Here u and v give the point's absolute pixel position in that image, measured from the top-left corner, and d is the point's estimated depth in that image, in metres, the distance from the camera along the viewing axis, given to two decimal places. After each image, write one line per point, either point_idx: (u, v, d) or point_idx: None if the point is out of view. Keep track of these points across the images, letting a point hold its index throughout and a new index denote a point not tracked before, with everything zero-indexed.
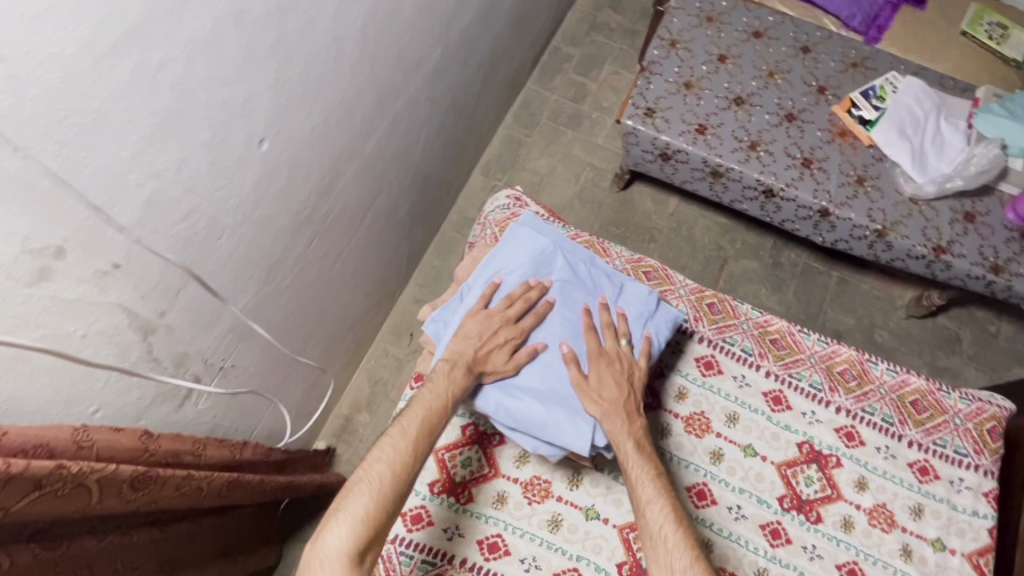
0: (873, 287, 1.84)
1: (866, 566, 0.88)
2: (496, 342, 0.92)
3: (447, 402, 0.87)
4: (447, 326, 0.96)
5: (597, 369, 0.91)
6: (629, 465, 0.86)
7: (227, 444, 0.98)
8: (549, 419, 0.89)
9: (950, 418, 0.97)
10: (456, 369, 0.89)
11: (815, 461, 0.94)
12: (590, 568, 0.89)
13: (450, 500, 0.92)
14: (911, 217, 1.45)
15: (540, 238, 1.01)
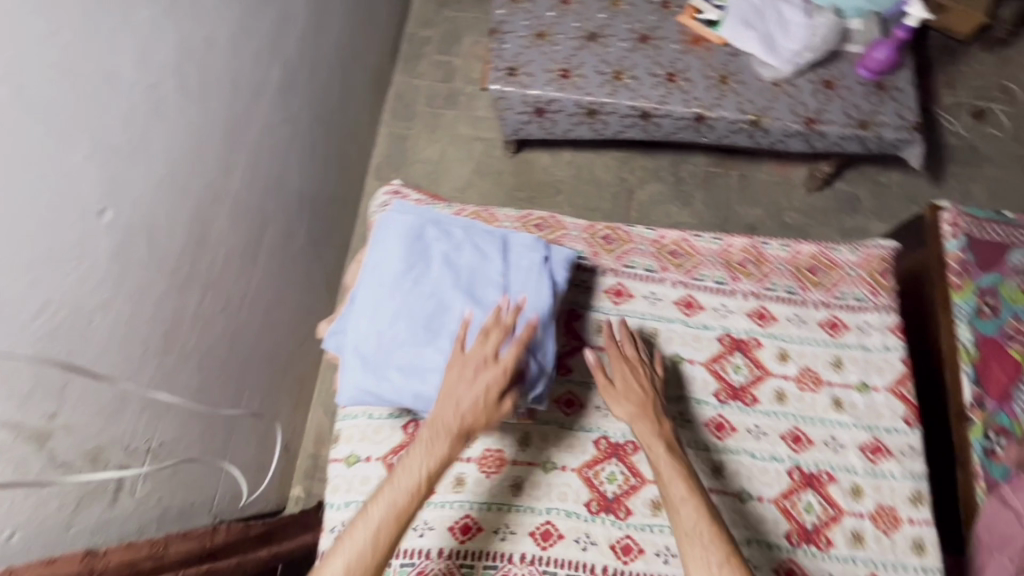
0: (770, 175, 1.93)
1: (806, 429, 0.94)
2: (477, 393, 0.84)
3: (423, 481, 0.81)
4: (346, 335, 0.96)
5: (621, 380, 0.91)
6: (663, 464, 0.85)
7: (194, 535, 0.98)
8: None
9: (844, 270, 1.04)
10: (439, 438, 0.82)
11: (738, 348, 0.98)
12: (561, 515, 0.92)
13: None
14: (777, 100, 1.52)
15: (412, 220, 0.99)
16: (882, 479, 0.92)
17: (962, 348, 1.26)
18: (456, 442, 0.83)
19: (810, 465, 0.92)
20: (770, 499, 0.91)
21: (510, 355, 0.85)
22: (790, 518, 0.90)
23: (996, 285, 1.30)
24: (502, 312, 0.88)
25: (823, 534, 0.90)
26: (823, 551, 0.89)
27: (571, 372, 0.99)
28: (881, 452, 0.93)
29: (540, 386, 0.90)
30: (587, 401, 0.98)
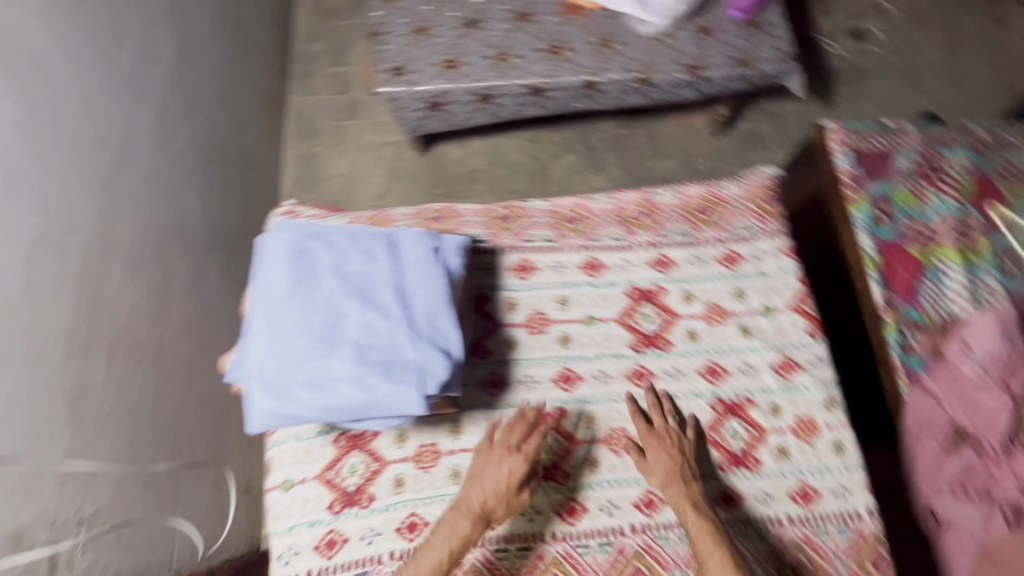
0: (676, 126, 1.98)
1: (720, 360, 1.00)
2: (501, 476, 0.89)
3: (446, 556, 0.84)
4: (243, 363, 0.94)
5: (650, 450, 0.93)
6: (692, 524, 0.87)
7: None
8: (376, 398, 0.87)
9: (732, 205, 1.09)
10: (461, 517, 0.87)
11: (646, 299, 1.02)
12: None
13: (354, 510, 0.95)
14: (660, 54, 1.55)
15: (294, 235, 0.97)
16: (798, 393, 0.99)
17: (867, 255, 1.33)
18: (479, 524, 0.87)
19: (730, 395, 0.98)
20: (698, 433, 0.97)
21: (533, 445, 0.91)
22: (719, 448, 0.97)
23: (885, 192, 1.38)
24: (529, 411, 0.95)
25: (752, 455, 0.97)
26: (755, 471, 0.96)
27: (491, 353, 0.99)
28: (793, 369, 1.00)
29: (445, 372, 0.89)
30: (509, 376, 0.99)
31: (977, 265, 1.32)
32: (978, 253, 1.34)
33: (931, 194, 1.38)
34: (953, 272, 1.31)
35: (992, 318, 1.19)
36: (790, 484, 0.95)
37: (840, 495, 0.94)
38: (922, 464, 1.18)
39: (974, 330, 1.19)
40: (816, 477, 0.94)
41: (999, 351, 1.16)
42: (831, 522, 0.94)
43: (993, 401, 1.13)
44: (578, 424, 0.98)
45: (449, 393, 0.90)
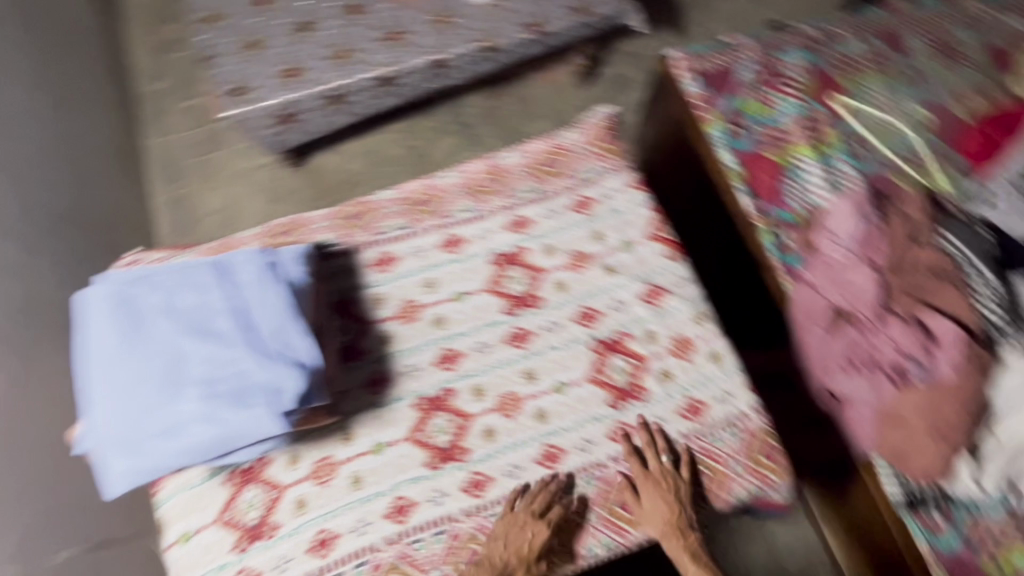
0: (544, 85, 1.99)
1: (593, 304, 1.04)
2: (523, 540, 0.91)
3: None
4: (91, 425, 0.93)
5: (646, 498, 0.95)
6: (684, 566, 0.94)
7: None
8: (234, 426, 0.90)
9: (574, 150, 1.11)
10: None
11: (509, 262, 1.05)
12: (408, 485, 0.96)
13: (260, 543, 0.95)
14: (498, 18, 1.55)
15: (122, 289, 0.98)
16: (670, 316, 1.04)
17: (730, 170, 1.39)
18: None
19: (607, 334, 1.02)
20: (583, 379, 1.01)
21: (555, 512, 0.93)
22: (606, 386, 1.01)
23: (736, 107, 1.43)
24: (550, 479, 0.96)
25: (639, 385, 1.01)
26: (645, 400, 1.00)
27: (369, 351, 1.02)
28: (660, 294, 1.04)
29: (298, 384, 0.91)
30: (391, 370, 1.01)
31: (830, 156, 1.40)
32: (828, 143, 1.41)
33: (777, 98, 1.44)
34: (810, 167, 1.38)
35: (848, 202, 1.27)
36: (678, 403, 1.01)
37: (726, 400, 1.01)
38: (810, 348, 1.21)
39: (835, 217, 1.27)
40: (702, 390, 1.01)
41: (859, 230, 1.24)
42: (722, 427, 1.00)
43: (862, 275, 1.19)
44: (467, 401, 0.99)
45: (309, 404, 0.92)
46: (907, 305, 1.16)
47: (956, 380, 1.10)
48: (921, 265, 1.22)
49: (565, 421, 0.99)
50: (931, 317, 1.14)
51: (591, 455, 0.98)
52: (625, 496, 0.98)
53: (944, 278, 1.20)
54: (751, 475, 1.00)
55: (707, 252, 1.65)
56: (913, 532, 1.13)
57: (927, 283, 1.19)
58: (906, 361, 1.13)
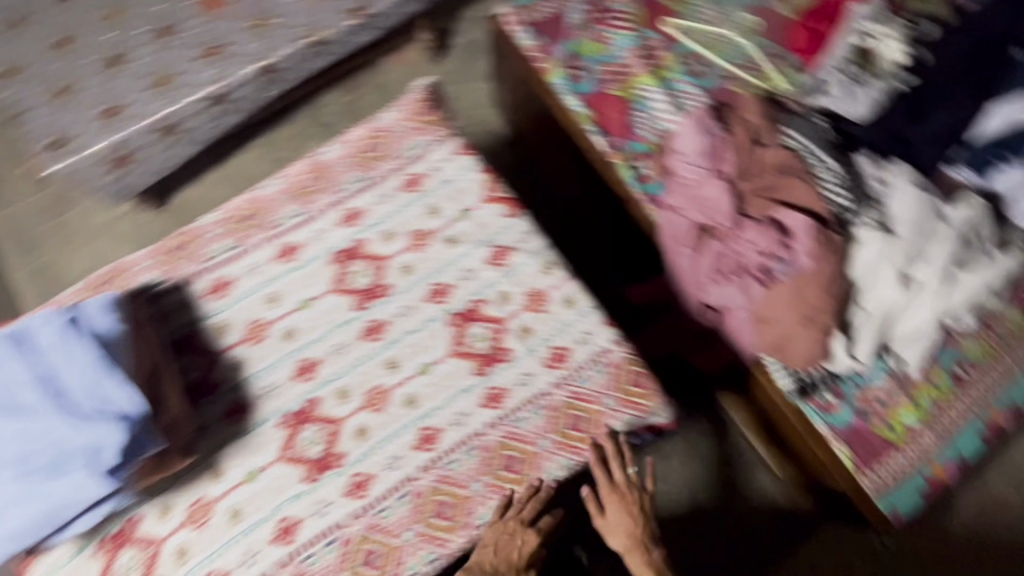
0: (399, 69, 1.94)
1: (443, 279, 1.02)
2: (511, 550, 0.88)
3: None
4: None
5: (612, 509, 0.91)
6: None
7: None
8: (61, 497, 0.85)
9: (393, 131, 1.11)
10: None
11: (351, 257, 1.03)
12: (289, 505, 0.93)
13: None
14: (319, 12, 1.50)
15: None
16: (519, 273, 1.03)
17: (578, 114, 1.40)
18: None
19: (461, 305, 1.01)
20: (446, 355, 0.99)
21: (543, 520, 0.90)
22: (469, 356, 0.99)
23: (573, 51, 1.43)
24: (539, 486, 0.93)
25: (502, 347, 0.99)
26: (512, 359, 0.99)
27: (224, 382, 1.00)
28: (506, 254, 1.03)
29: (119, 437, 0.85)
30: (250, 397, 0.99)
31: (671, 80, 1.42)
32: (667, 68, 1.44)
33: (610, 34, 1.45)
34: (654, 94, 1.40)
35: (690, 120, 1.28)
36: (542, 355, 0.98)
37: (588, 342, 1.00)
38: (682, 270, 1.24)
39: (681, 137, 1.28)
40: (560, 336, 0.99)
41: (704, 145, 1.25)
42: (588, 367, 0.99)
43: (715, 188, 1.22)
44: (333, 406, 0.97)
45: (141, 452, 0.88)
46: (760, 207, 1.21)
47: (814, 267, 1.13)
48: (767, 165, 1.25)
49: (436, 402, 0.97)
50: (783, 213, 1.18)
51: (467, 427, 0.95)
52: (505, 459, 0.95)
53: (790, 173, 1.24)
54: (623, 407, 0.98)
55: (576, 200, 1.69)
56: (810, 415, 1.21)
57: (775, 182, 1.23)
58: (769, 261, 1.17)
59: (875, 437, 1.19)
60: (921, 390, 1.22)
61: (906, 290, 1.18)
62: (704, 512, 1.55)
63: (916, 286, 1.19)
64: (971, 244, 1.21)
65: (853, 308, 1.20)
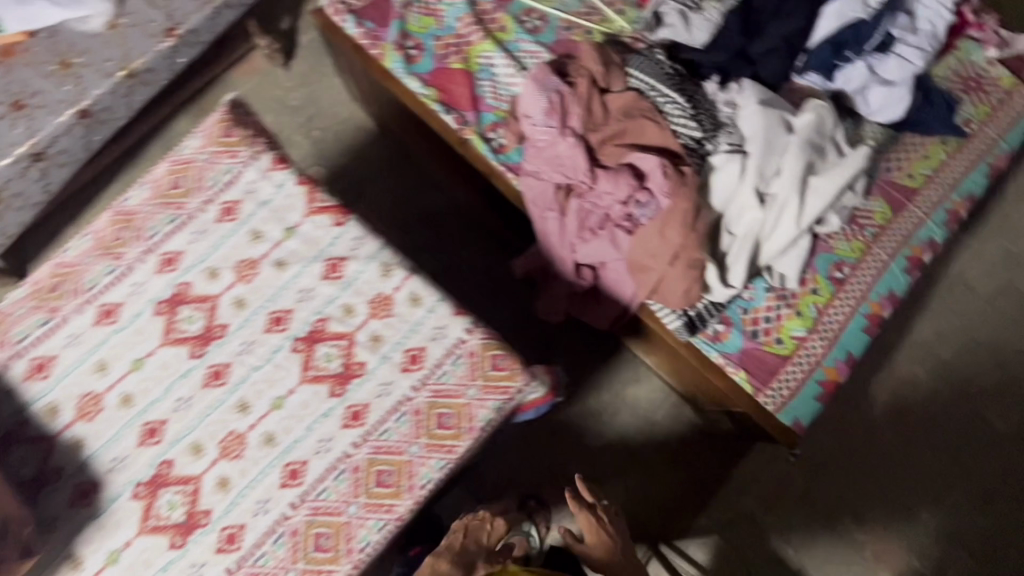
0: (247, 82, 1.82)
1: (281, 305, 0.87)
2: (482, 532, 1.00)
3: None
4: None
5: (588, 529, 1.06)
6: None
7: None
8: None
9: (196, 160, 0.92)
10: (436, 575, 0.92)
11: (176, 303, 0.87)
12: None
13: None
14: (126, 40, 1.37)
15: None
16: (357, 282, 0.88)
17: (423, 97, 1.34)
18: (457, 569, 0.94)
19: (303, 328, 0.87)
20: (298, 385, 0.85)
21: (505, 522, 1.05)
22: (322, 380, 0.85)
23: (404, 30, 1.36)
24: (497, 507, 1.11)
25: (356, 363, 0.86)
26: (366, 375, 0.85)
27: (58, 472, 0.82)
28: (339, 265, 0.88)
29: None
30: (97, 475, 0.81)
31: (509, 42, 1.38)
32: (504, 31, 1.39)
33: (440, 6, 1.39)
34: (495, 60, 1.35)
35: (530, 80, 1.23)
36: (396, 360, 0.86)
37: (441, 336, 0.87)
38: (553, 235, 1.21)
39: (524, 98, 1.24)
40: (411, 338, 0.86)
41: (546, 102, 1.22)
42: (444, 362, 0.86)
43: (565, 144, 1.19)
44: (187, 464, 0.82)
45: None
46: (613, 156, 1.20)
47: (672, 204, 1.13)
48: (614, 112, 1.24)
49: (296, 434, 0.83)
50: (634, 158, 1.17)
51: (331, 453, 0.82)
52: (377, 477, 0.82)
53: (636, 116, 1.22)
54: (491, 396, 0.85)
55: (455, 181, 1.65)
56: (701, 349, 1.23)
57: (623, 127, 1.22)
58: (629, 207, 1.16)
59: (766, 355, 1.22)
60: (801, 299, 1.25)
61: (765, 207, 1.19)
62: (637, 453, 1.58)
63: (776, 200, 1.19)
64: (822, 148, 1.22)
65: (721, 234, 1.21)
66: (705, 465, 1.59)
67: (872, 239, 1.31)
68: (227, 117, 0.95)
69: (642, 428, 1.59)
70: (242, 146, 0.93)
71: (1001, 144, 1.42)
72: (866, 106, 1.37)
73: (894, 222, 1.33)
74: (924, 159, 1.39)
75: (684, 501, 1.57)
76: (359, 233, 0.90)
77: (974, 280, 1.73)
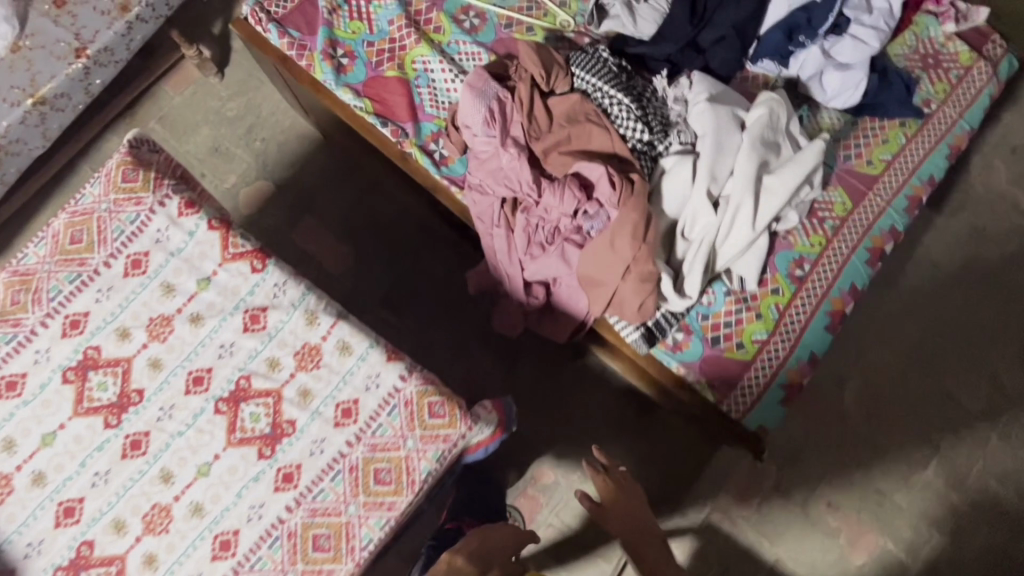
0: (180, 95, 1.71)
1: (200, 363, 0.81)
2: (505, 535, 0.95)
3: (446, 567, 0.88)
4: None
5: (606, 491, 1.15)
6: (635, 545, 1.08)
7: None
8: None
9: (97, 210, 0.84)
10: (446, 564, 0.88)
11: (86, 369, 0.80)
12: None
13: None
14: (31, 63, 1.26)
15: None
16: (280, 334, 0.82)
17: (358, 110, 1.25)
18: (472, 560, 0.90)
19: (225, 388, 0.81)
20: (224, 448, 0.79)
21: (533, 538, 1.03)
22: (248, 442, 0.80)
23: (332, 37, 1.27)
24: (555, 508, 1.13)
25: (285, 421, 0.81)
26: (297, 434, 0.80)
27: None
28: (260, 315, 0.82)
29: None
30: (13, 563, 0.76)
31: (445, 44, 1.30)
32: (440, 31, 1.30)
33: (370, 8, 1.30)
34: (431, 64, 1.27)
35: (465, 88, 1.16)
36: (327, 416, 0.80)
37: (374, 387, 0.81)
38: (500, 252, 1.15)
39: (462, 108, 1.17)
40: (341, 391, 0.80)
41: (485, 111, 1.14)
42: (379, 415, 0.81)
43: (508, 156, 1.13)
44: (110, 543, 0.76)
45: None
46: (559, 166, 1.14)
47: (621, 215, 1.07)
48: (558, 118, 1.17)
49: (224, 502, 0.78)
50: (580, 167, 1.11)
51: (263, 520, 0.77)
52: (314, 542, 0.78)
53: (580, 120, 1.16)
54: (430, 446, 0.80)
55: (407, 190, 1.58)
56: (661, 360, 1.20)
57: (567, 133, 1.15)
58: (578, 220, 1.11)
59: (728, 363, 1.18)
60: (762, 301, 1.21)
61: (720, 210, 1.14)
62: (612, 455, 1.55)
63: (730, 202, 1.14)
64: (775, 144, 1.17)
65: (676, 240, 1.16)
66: (679, 463, 1.57)
67: (832, 233, 1.27)
68: (127, 159, 0.87)
69: (614, 432, 1.57)
70: (146, 192, 0.85)
71: (960, 123, 1.38)
72: (821, 91, 1.31)
73: (854, 213, 1.29)
74: (883, 144, 1.34)
75: (661, 500, 1.55)
76: (280, 279, 0.84)
77: (938, 256, 1.71)
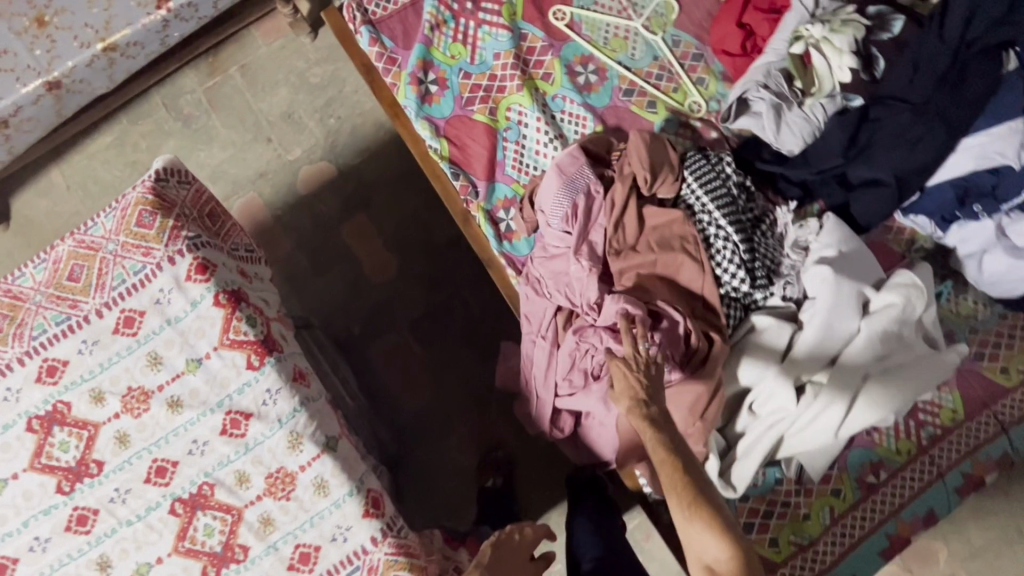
0: (267, 46, 1.59)
1: (167, 453, 0.73)
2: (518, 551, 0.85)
3: None
4: None
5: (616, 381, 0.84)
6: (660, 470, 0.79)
7: None
8: None
9: (105, 250, 0.75)
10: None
11: (52, 424, 0.73)
12: None
13: None
14: (112, 4, 1.19)
15: None
16: (257, 448, 0.73)
17: (432, 150, 1.10)
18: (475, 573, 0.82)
19: (186, 489, 0.73)
20: (169, 553, 0.72)
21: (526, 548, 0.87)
22: (193, 556, 0.72)
23: (427, 58, 1.12)
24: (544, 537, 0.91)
25: (237, 544, 0.72)
26: (245, 562, 0.72)
27: None
28: (242, 421, 0.73)
29: None
30: None
31: (550, 96, 1.11)
32: (550, 80, 1.12)
33: (479, 33, 1.13)
34: (527, 118, 1.10)
35: (553, 172, 1.00)
36: (282, 556, 0.72)
37: (340, 539, 0.72)
38: (538, 367, 1.01)
39: (544, 192, 1.00)
40: (303, 534, 0.72)
41: (569, 206, 0.98)
42: (337, 572, 0.72)
43: (578, 266, 0.97)
44: None
45: None
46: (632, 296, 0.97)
47: (684, 382, 0.91)
48: (648, 235, 0.99)
49: None
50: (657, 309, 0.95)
51: None
52: None
53: (673, 247, 0.98)
54: None
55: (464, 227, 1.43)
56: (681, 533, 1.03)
57: (653, 259, 0.98)
58: None
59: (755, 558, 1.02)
60: (816, 500, 1.04)
61: (802, 400, 0.94)
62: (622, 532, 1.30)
63: (818, 395, 0.93)
64: (895, 339, 0.96)
65: (741, 410, 0.99)
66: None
67: (927, 443, 1.07)
68: (148, 198, 0.76)
69: None
70: (158, 243, 0.75)
71: None
72: (976, 273, 1.06)
73: (964, 425, 1.07)
74: None
75: None
76: (274, 384, 0.74)
77: None
